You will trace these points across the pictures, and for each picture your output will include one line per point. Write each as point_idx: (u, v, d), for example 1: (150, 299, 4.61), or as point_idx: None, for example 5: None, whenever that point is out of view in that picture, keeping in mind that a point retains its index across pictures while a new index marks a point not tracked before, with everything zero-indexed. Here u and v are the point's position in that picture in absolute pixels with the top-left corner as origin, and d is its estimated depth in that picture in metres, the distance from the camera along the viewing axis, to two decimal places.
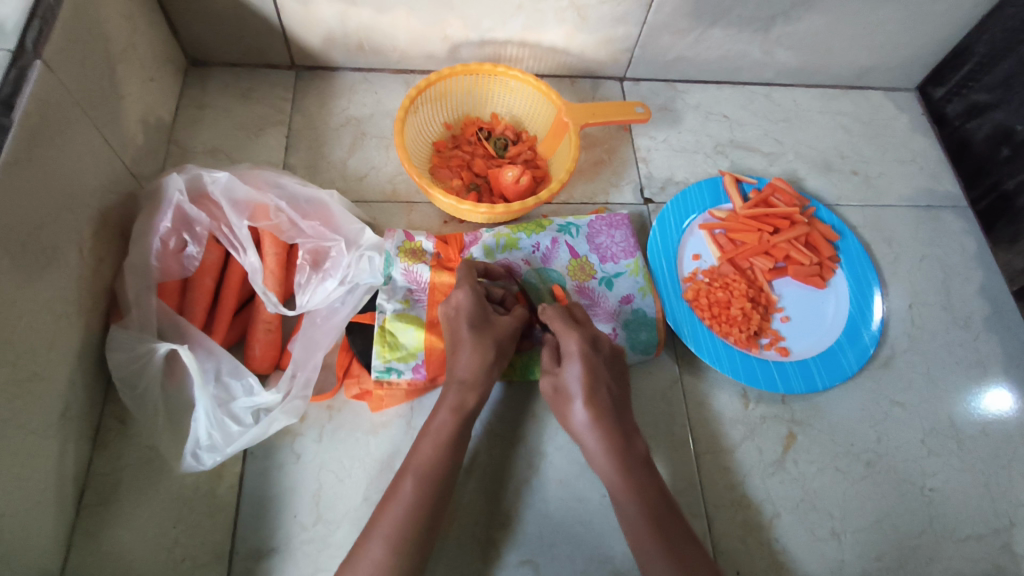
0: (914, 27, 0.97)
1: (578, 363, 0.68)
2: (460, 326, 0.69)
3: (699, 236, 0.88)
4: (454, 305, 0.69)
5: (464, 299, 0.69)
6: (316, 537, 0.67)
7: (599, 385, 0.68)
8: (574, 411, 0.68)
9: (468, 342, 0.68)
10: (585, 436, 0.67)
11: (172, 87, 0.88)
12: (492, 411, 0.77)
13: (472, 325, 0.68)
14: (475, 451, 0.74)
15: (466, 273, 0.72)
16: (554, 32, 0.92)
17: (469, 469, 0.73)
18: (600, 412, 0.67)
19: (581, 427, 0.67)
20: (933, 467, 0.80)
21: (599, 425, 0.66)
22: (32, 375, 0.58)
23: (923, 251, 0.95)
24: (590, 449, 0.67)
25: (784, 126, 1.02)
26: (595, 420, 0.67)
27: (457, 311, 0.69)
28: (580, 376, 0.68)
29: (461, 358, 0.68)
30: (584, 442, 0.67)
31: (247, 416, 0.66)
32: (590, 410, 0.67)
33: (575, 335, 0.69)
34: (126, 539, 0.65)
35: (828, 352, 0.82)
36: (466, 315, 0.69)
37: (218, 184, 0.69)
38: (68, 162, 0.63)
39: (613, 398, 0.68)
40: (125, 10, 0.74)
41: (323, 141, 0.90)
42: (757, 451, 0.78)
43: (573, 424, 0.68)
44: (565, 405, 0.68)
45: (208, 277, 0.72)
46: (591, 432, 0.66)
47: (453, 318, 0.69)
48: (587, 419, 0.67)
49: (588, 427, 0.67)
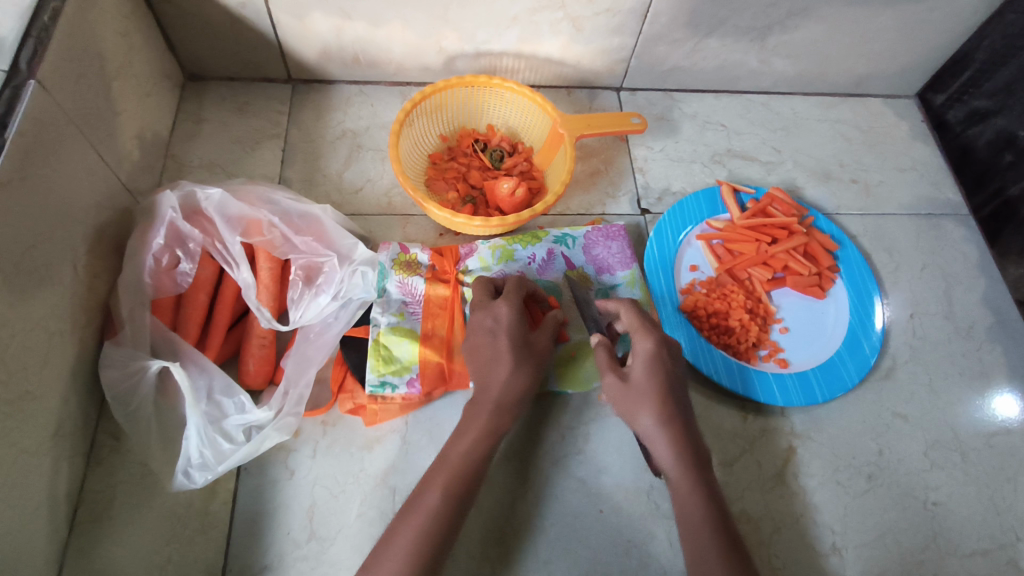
0: (912, 35, 0.96)
1: (649, 364, 0.66)
2: (498, 343, 0.68)
3: (697, 247, 0.87)
4: (494, 319, 0.69)
5: (506, 313, 0.69)
6: (309, 554, 0.67)
7: (672, 388, 0.66)
8: (640, 413, 0.65)
9: (507, 357, 0.67)
10: (655, 439, 0.64)
11: (168, 102, 0.88)
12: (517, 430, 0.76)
13: (513, 338, 0.68)
14: (496, 466, 0.73)
15: (517, 284, 0.72)
16: (549, 43, 0.92)
17: (487, 485, 0.72)
18: (666, 418, 0.64)
19: (647, 430, 0.65)
20: (936, 480, 0.79)
21: (673, 427, 0.64)
22: (25, 394, 0.58)
23: (925, 260, 0.94)
24: (661, 452, 0.64)
25: (782, 134, 1.02)
26: (666, 421, 0.64)
27: (497, 326, 0.69)
28: (652, 376, 0.65)
29: (496, 375, 0.66)
30: (652, 444, 0.64)
31: (239, 434, 0.66)
32: (660, 411, 0.64)
33: (652, 335, 0.67)
34: (119, 557, 0.64)
35: (828, 363, 0.81)
36: (506, 329, 0.68)
37: (211, 201, 0.70)
38: (62, 180, 0.63)
39: (683, 402, 0.66)
40: (120, 27, 0.74)
41: (319, 154, 0.91)
42: (756, 465, 0.77)
43: (641, 427, 0.65)
44: (632, 407, 0.65)
45: (202, 293, 0.72)
46: (663, 433, 0.64)
47: (490, 333, 0.68)
48: (657, 421, 0.64)
49: (659, 430, 0.64)
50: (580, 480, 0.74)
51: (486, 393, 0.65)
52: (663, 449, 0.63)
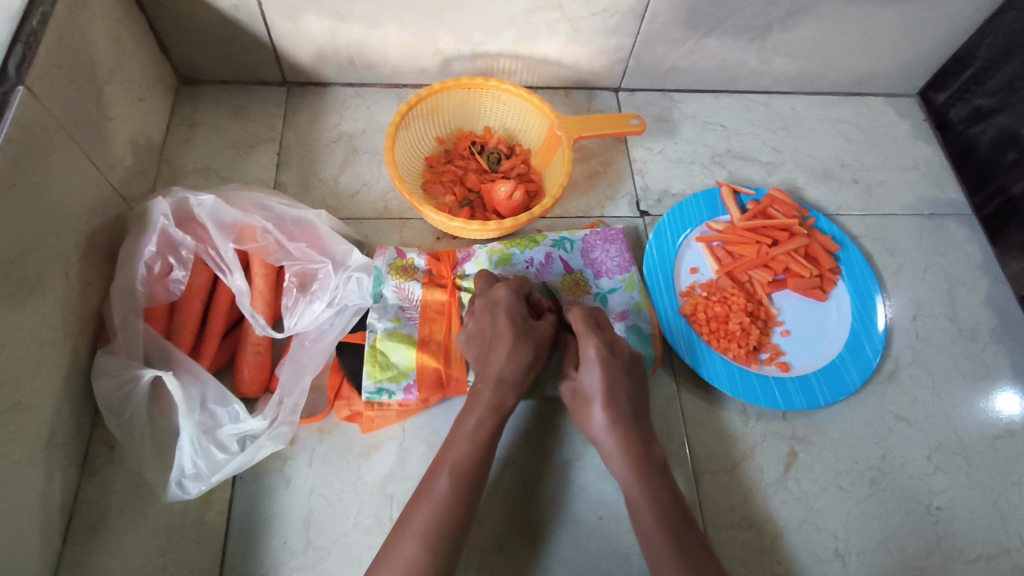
0: (914, 33, 0.95)
1: (596, 367, 0.66)
2: (497, 323, 0.68)
3: (697, 249, 0.86)
4: (494, 299, 0.69)
5: (505, 295, 0.69)
6: (306, 564, 0.66)
7: (619, 388, 0.66)
8: (591, 415, 0.66)
9: (510, 335, 0.66)
10: (605, 439, 0.65)
11: (162, 106, 0.88)
12: (513, 431, 0.75)
13: (512, 318, 0.67)
14: (497, 476, 0.73)
15: (519, 280, 0.72)
16: (546, 44, 0.91)
17: (488, 496, 0.72)
18: (616, 416, 0.65)
19: (598, 432, 0.66)
20: (940, 484, 0.78)
21: (618, 428, 0.64)
22: (16, 405, 0.58)
23: (927, 260, 0.93)
24: (611, 453, 0.65)
25: (783, 134, 1.01)
26: (612, 423, 0.65)
27: (497, 305, 0.69)
28: (598, 379, 0.66)
29: (499, 353, 0.66)
30: (603, 447, 0.66)
31: (233, 444, 0.65)
32: (607, 413, 0.65)
33: (593, 339, 0.67)
34: (114, 568, 0.64)
35: (830, 367, 0.80)
36: (506, 309, 0.68)
37: (204, 208, 0.69)
38: (53, 187, 0.62)
39: (632, 401, 0.66)
40: (112, 31, 0.74)
41: (315, 158, 0.90)
42: (758, 470, 0.76)
43: (593, 428, 0.66)
44: (583, 409, 0.67)
45: (196, 300, 0.72)
46: (611, 435, 0.65)
47: (490, 313, 0.69)
48: (606, 423, 0.65)
49: (607, 432, 0.65)
50: (579, 487, 0.73)
51: (479, 402, 0.64)
52: (613, 452, 0.64)
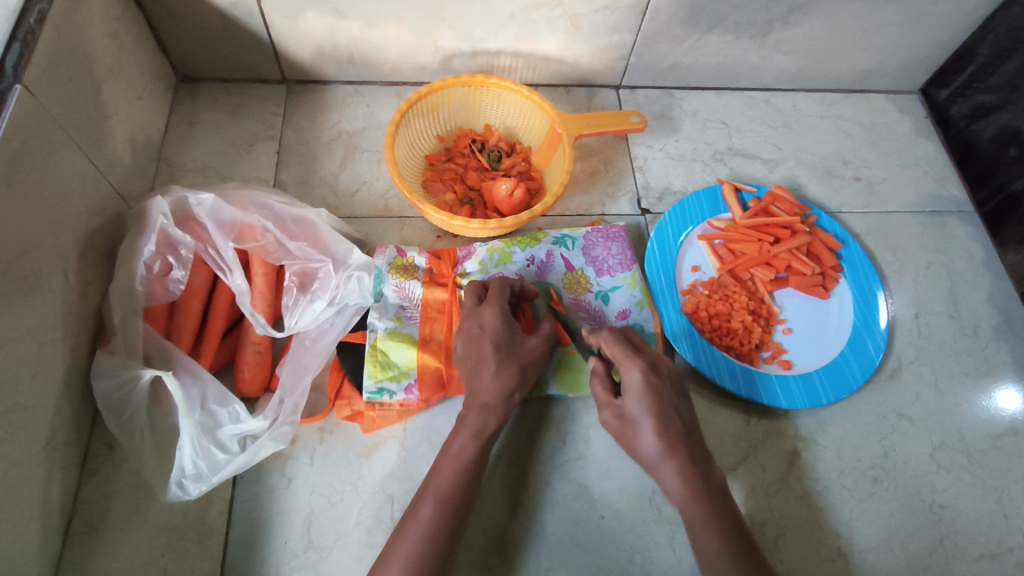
0: (916, 30, 0.95)
1: (642, 395, 0.63)
2: (482, 348, 0.66)
3: (698, 247, 0.86)
4: (479, 324, 0.67)
5: (491, 318, 0.67)
6: (307, 564, 0.66)
7: (670, 414, 0.63)
8: (641, 440, 0.63)
9: (493, 362, 0.65)
10: (659, 467, 0.63)
11: (161, 104, 0.87)
12: (509, 431, 0.75)
13: (497, 343, 0.66)
14: (495, 469, 0.73)
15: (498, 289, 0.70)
16: (547, 41, 0.90)
17: (485, 488, 0.72)
18: (670, 442, 0.62)
19: (651, 459, 0.63)
20: (943, 483, 0.78)
21: (674, 455, 0.62)
22: (15, 406, 0.57)
23: (929, 258, 0.93)
24: (669, 481, 0.62)
25: (784, 131, 1.00)
26: (666, 449, 0.62)
27: (483, 330, 0.67)
28: (646, 408, 0.63)
29: (483, 379, 0.65)
30: (659, 472, 0.63)
31: (233, 444, 0.65)
32: (660, 438, 0.62)
33: (636, 364, 0.64)
34: (114, 569, 0.63)
35: (832, 365, 0.80)
36: (491, 334, 0.67)
37: (203, 207, 0.69)
38: (51, 187, 0.62)
39: (684, 424, 0.63)
40: (110, 29, 0.73)
41: (315, 156, 0.89)
42: (760, 469, 0.76)
43: (645, 455, 0.64)
44: (633, 435, 0.64)
45: (196, 299, 0.71)
46: (667, 463, 0.62)
47: (475, 337, 0.67)
48: (659, 449, 0.62)
49: (661, 458, 0.62)
50: (581, 486, 0.73)
51: (469, 418, 0.64)
52: (671, 479, 0.62)
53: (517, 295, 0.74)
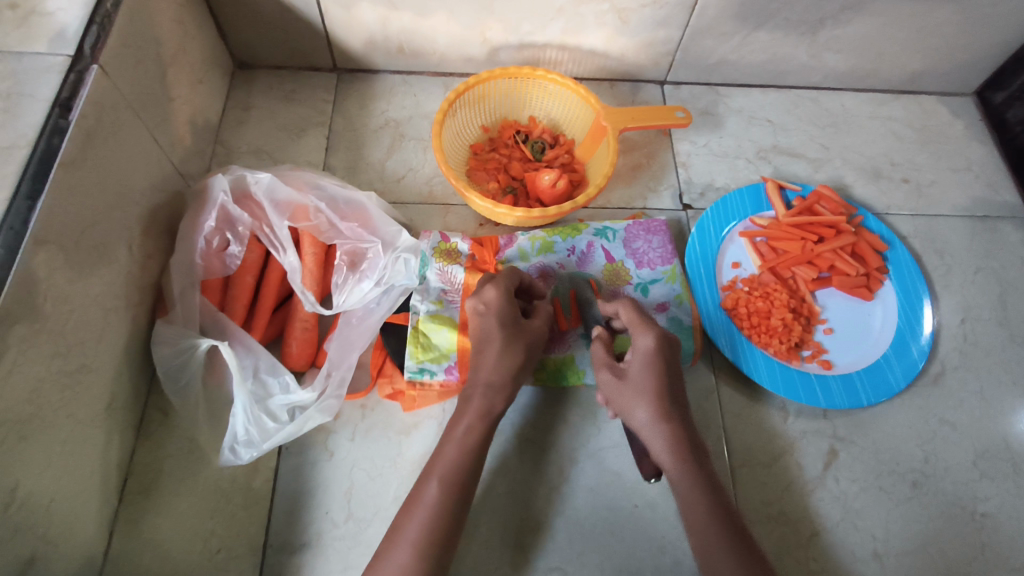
0: (973, 30, 0.93)
1: (647, 359, 0.66)
2: (487, 324, 0.68)
3: (739, 244, 0.86)
4: (482, 300, 0.68)
5: (494, 296, 0.68)
6: (347, 534, 0.68)
7: (669, 384, 0.65)
8: (636, 407, 0.65)
9: (498, 340, 0.67)
10: (650, 434, 0.64)
11: (219, 89, 0.91)
12: (518, 417, 0.76)
13: (501, 323, 0.68)
14: (506, 455, 0.74)
15: (507, 274, 0.71)
16: (594, 35, 0.91)
17: (497, 473, 0.73)
18: (662, 412, 0.64)
19: (642, 424, 0.64)
20: (985, 491, 0.76)
21: (666, 424, 0.63)
22: (81, 367, 0.61)
23: (979, 263, 0.90)
24: (656, 448, 0.63)
25: (831, 131, 0.99)
26: (662, 415, 0.63)
27: (485, 306, 0.68)
28: (649, 374, 0.65)
29: (487, 357, 0.67)
30: (647, 439, 0.64)
31: (283, 413, 0.67)
32: (655, 405, 0.64)
33: (649, 331, 0.67)
34: (165, 529, 0.67)
35: (874, 366, 0.79)
36: (495, 313, 0.68)
37: (261, 185, 0.71)
38: (120, 162, 0.65)
39: (679, 397, 0.65)
40: (176, 15, 0.76)
41: (363, 143, 0.92)
42: (796, 467, 0.76)
43: (637, 420, 0.65)
44: (628, 400, 0.66)
45: (248, 275, 0.74)
46: (659, 428, 0.63)
47: (480, 314, 0.68)
48: (652, 416, 0.63)
49: (656, 425, 0.63)
50: (615, 475, 0.73)
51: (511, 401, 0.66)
52: (658, 444, 0.63)
53: (522, 290, 0.74)
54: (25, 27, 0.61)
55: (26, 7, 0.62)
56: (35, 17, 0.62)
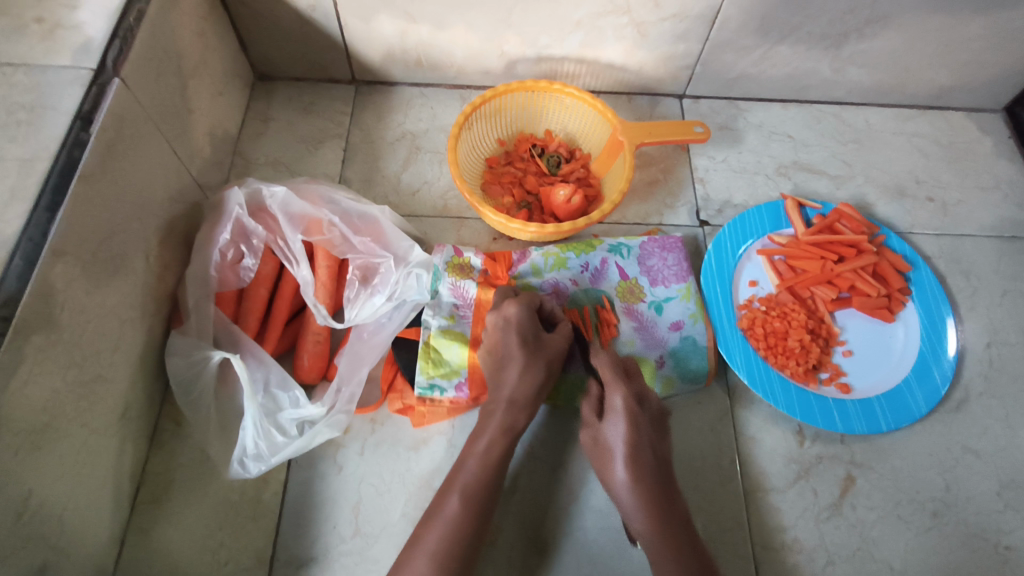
0: (1004, 45, 0.90)
1: (621, 421, 0.67)
2: (508, 341, 0.68)
3: (757, 262, 0.84)
4: (503, 316, 0.69)
5: (515, 311, 0.69)
6: (354, 550, 0.68)
7: (642, 445, 0.66)
8: (612, 469, 0.66)
9: (519, 357, 0.67)
10: (623, 495, 0.65)
11: (239, 100, 0.92)
12: (531, 435, 0.75)
13: (522, 337, 0.68)
14: (517, 474, 0.73)
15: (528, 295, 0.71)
16: (612, 49, 0.90)
17: (509, 492, 0.72)
18: (637, 471, 0.65)
19: (617, 484, 0.66)
20: (1010, 523, 0.74)
21: (639, 485, 0.65)
22: (97, 377, 0.61)
23: (1006, 286, 0.88)
24: (629, 507, 0.65)
25: (854, 148, 0.97)
26: (632, 481, 0.65)
27: (507, 323, 0.69)
28: (623, 435, 0.66)
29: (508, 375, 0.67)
30: (622, 501, 0.66)
31: (292, 428, 0.68)
32: (628, 470, 0.65)
33: (620, 389, 0.67)
34: (175, 538, 0.67)
35: (895, 391, 0.77)
36: (516, 326, 0.68)
37: (276, 199, 0.72)
38: (139, 175, 0.66)
39: (654, 458, 0.66)
40: (198, 27, 0.77)
41: (380, 155, 0.92)
42: (811, 493, 0.74)
43: (613, 482, 0.66)
44: (606, 462, 0.67)
45: (263, 287, 0.75)
46: (630, 494, 0.65)
47: (501, 331, 0.69)
48: (627, 479, 0.65)
49: (629, 487, 0.65)
50: None
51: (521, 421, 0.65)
52: (631, 509, 0.65)
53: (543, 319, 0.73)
54: (50, 41, 0.62)
55: (51, 21, 0.63)
56: (60, 31, 0.63)
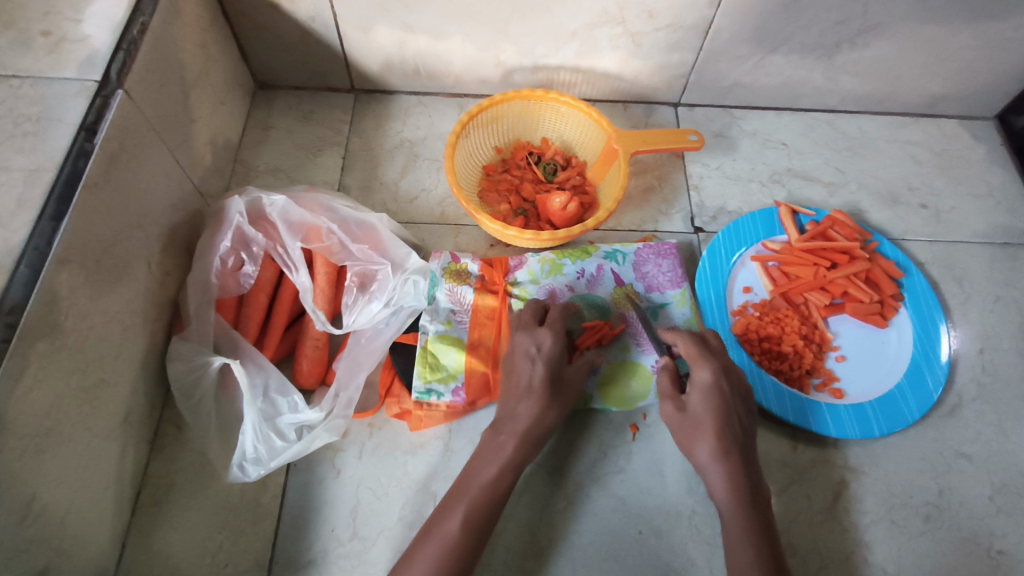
0: (995, 55, 0.91)
1: (707, 395, 0.67)
2: (535, 370, 0.68)
3: (751, 268, 0.85)
4: (537, 346, 0.69)
5: (549, 340, 0.70)
6: (351, 553, 0.69)
7: (731, 422, 0.66)
8: (698, 444, 0.65)
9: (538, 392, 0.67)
10: (710, 469, 0.64)
11: (240, 109, 0.93)
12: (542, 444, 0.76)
13: (549, 369, 0.69)
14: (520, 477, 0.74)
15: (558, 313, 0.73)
16: (608, 58, 0.91)
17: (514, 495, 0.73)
18: (726, 447, 0.64)
19: (702, 459, 0.65)
20: (1003, 527, 0.74)
21: (728, 460, 0.64)
22: (99, 382, 0.62)
23: (999, 291, 0.89)
24: (715, 483, 0.64)
25: (848, 155, 0.98)
26: (721, 454, 0.64)
27: (538, 353, 0.69)
28: (712, 407, 0.66)
29: (521, 408, 0.67)
30: (707, 474, 0.65)
31: (291, 432, 0.69)
32: (717, 443, 0.64)
33: (708, 365, 0.67)
34: (175, 541, 0.68)
35: (887, 396, 0.78)
36: (545, 357, 0.69)
37: (276, 208, 0.74)
38: (141, 183, 0.67)
39: (743, 433, 0.66)
40: (200, 39, 0.79)
41: (378, 162, 0.93)
42: (805, 497, 0.75)
43: (698, 455, 0.66)
44: (692, 436, 0.66)
45: (262, 293, 0.76)
46: (719, 468, 0.64)
47: (529, 358, 0.69)
48: (713, 454, 0.64)
49: (714, 460, 0.64)
50: (620, 500, 0.73)
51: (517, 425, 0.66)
52: (718, 480, 0.64)
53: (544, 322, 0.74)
54: (56, 53, 0.64)
55: (57, 34, 0.65)
56: (66, 44, 0.64)
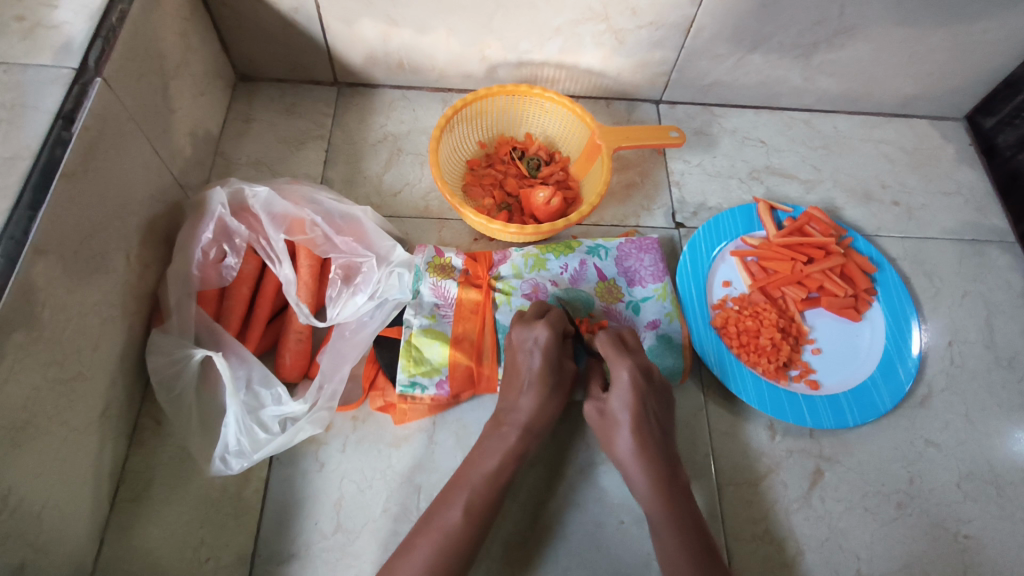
0: (964, 57, 0.94)
1: (626, 392, 0.67)
2: (533, 362, 0.70)
3: (731, 263, 0.86)
4: (533, 339, 0.70)
5: (546, 334, 0.70)
6: (336, 546, 0.69)
7: (650, 419, 0.67)
8: (617, 441, 0.68)
9: (541, 390, 0.69)
10: (630, 466, 0.67)
11: (220, 100, 0.92)
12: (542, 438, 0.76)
13: (547, 363, 0.69)
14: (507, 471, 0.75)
15: (556, 316, 0.72)
16: (591, 54, 0.92)
17: None
18: (644, 445, 0.66)
19: (622, 457, 0.67)
20: (969, 513, 0.77)
21: (644, 455, 0.66)
22: (77, 375, 0.61)
23: (966, 287, 0.92)
24: (635, 477, 0.66)
25: (823, 153, 1.01)
26: (640, 453, 0.66)
27: (535, 344, 0.70)
28: (628, 405, 0.67)
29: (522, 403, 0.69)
30: (628, 470, 0.67)
31: (274, 424, 0.69)
32: (636, 441, 0.66)
33: (626, 363, 0.68)
34: (155, 536, 0.67)
35: (861, 387, 0.80)
36: (542, 350, 0.70)
37: (258, 199, 0.73)
38: (121, 174, 0.66)
39: (662, 432, 0.68)
40: (180, 28, 0.78)
41: (361, 156, 0.93)
42: (782, 486, 0.77)
43: (618, 452, 0.68)
44: (611, 433, 0.68)
45: (245, 286, 0.76)
46: (637, 462, 0.66)
47: (528, 352, 0.70)
48: (631, 449, 0.66)
49: (635, 459, 0.66)
50: (603, 490, 0.74)
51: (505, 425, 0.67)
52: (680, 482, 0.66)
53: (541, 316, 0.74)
54: (31, 39, 0.62)
55: (32, 20, 0.63)
56: (41, 30, 0.63)
